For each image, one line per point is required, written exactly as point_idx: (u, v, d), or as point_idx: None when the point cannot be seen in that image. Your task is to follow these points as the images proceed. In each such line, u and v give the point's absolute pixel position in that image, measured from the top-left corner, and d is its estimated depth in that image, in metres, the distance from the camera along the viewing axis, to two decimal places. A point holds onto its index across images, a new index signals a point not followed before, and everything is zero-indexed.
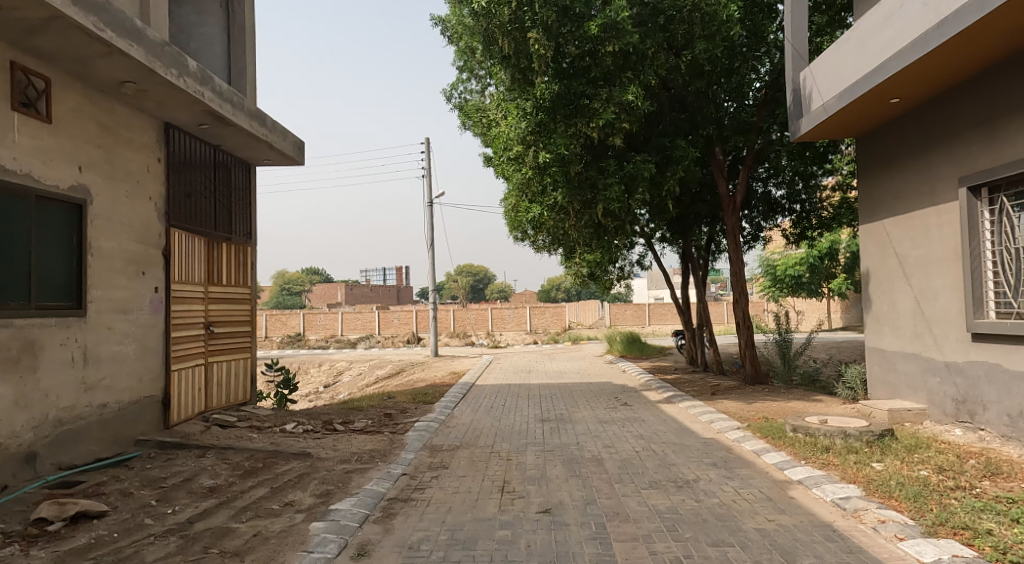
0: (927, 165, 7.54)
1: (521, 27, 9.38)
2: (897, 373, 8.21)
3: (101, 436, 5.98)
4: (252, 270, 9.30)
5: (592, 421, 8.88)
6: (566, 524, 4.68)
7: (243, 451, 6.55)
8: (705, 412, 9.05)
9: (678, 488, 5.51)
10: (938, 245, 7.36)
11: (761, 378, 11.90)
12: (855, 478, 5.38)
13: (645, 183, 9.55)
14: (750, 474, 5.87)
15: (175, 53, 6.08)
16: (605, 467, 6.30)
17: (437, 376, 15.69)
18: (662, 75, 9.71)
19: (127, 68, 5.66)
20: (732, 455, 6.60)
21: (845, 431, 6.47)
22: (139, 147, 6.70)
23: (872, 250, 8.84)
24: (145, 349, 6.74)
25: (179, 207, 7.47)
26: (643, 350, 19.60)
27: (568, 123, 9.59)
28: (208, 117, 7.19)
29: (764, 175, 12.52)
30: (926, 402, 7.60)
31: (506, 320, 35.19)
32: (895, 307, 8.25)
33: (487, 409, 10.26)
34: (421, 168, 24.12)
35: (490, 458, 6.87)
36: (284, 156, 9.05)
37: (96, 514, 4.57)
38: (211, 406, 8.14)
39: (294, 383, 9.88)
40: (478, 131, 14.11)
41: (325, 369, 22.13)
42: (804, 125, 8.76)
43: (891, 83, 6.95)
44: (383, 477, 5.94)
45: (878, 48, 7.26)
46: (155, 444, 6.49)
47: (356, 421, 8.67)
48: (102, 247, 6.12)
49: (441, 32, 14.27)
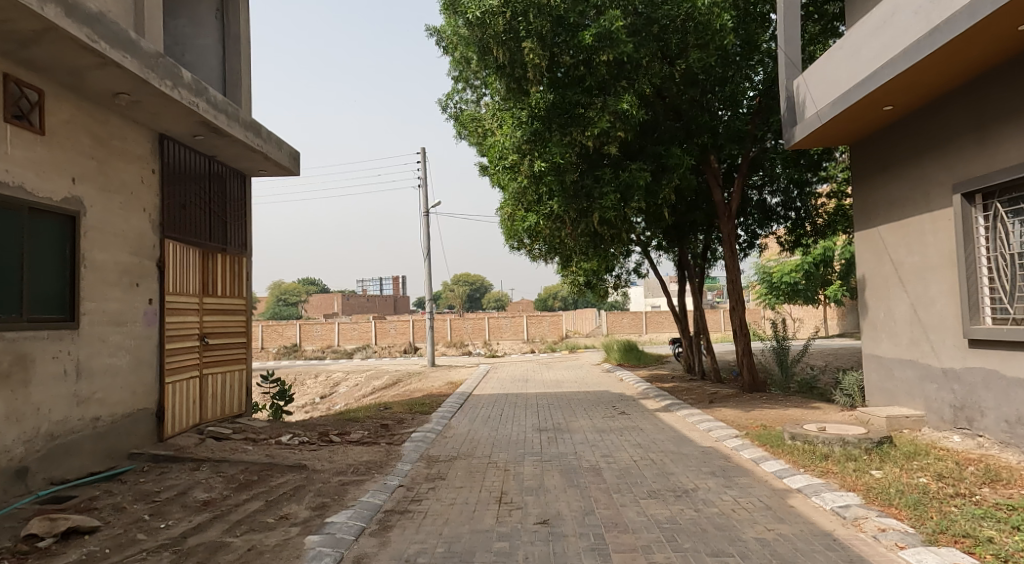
0: (921, 172, 7.57)
1: (516, 37, 9.46)
2: (894, 380, 8.20)
3: (94, 450, 5.93)
4: (247, 281, 9.28)
5: (590, 430, 8.82)
6: (564, 535, 4.64)
7: (238, 464, 6.49)
8: (703, 421, 9.01)
9: (677, 498, 5.48)
10: (933, 251, 7.37)
11: (758, 386, 11.86)
12: (854, 486, 5.36)
13: (640, 192, 9.54)
14: (748, 482, 5.85)
15: (168, 63, 6.07)
16: (603, 477, 6.25)
17: (434, 387, 15.60)
18: (657, 83, 9.71)
19: (121, 79, 5.64)
20: (730, 464, 6.56)
21: (843, 439, 6.44)
22: (133, 159, 6.69)
23: (867, 257, 8.86)
24: (138, 361, 6.69)
25: (173, 218, 7.45)
26: (640, 358, 19.57)
27: (563, 132, 9.64)
28: (203, 128, 7.18)
29: (758, 183, 12.61)
30: (924, 409, 7.60)
31: (503, 330, 35.03)
32: (891, 314, 8.26)
33: (484, 419, 10.23)
34: (418, 178, 24.13)
35: (488, 468, 6.83)
36: (279, 166, 9.04)
37: (87, 530, 4.50)
38: (205, 419, 8.06)
39: (290, 394, 9.77)
40: (474, 141, 14.17)
41: (320, 381, 21.91)
42: (798, 133, 8.82)
43: (883, 91, 7.01)
44: (380, 490, 5.89)
45: (869, 56, 7.31)
46: (149, 457, 6.43)
47: (353, 432, 8.61)
48: (96, 259, 6.08)
49: (437, 43, 14.40)
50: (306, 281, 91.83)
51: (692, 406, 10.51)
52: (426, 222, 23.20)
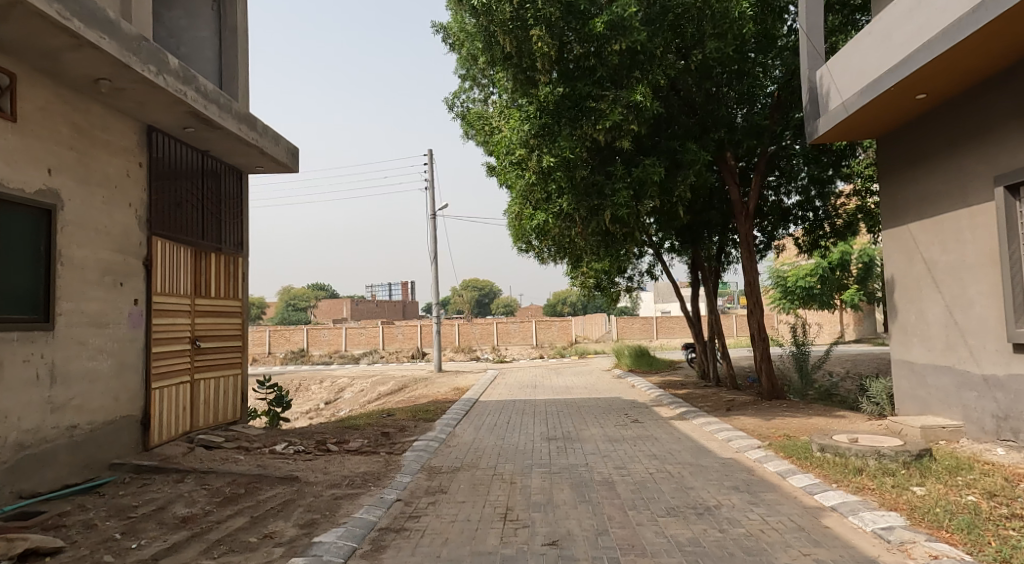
0: (957, 164, 7.08)
1: (523, 26, 9.00)
2: (928, 388, 7.68)
3: (69, 460, 5.51)
4: (244, 283, 8.92)
5: (602, 439, 8.36)
6: (576, 559, 4.16)
7: (225, 476, 6.07)
8: (722, 429, 8.52)
9: (699, 516, 5.01)
10: (971, 249, 6.87)
11: (777, 393, 11.33)
12: (896, 505, 4.86)
13: (655, 188, 9.05)
14: (777, 499, 5.35)
15: (153, 48, 5.68)
16: (617, 492, 5.78)
17: (439, 392, 15.16)
18: (671, 75, 9.24)
19: (98, 63, 5.26)
20: (755, 478, 6.06)
21: (879, 451, 5.90)
22: (118, 150, 6.32)
23: (896, 257, 8.35)
24: (122, 366, 6.30)
25: (162, 214, 7.08)
26: (652, 363, 19.09)
27: (573, 126, 9.15)
28: (193, 120, 6.80)
29: (775, 183, 12.16)
30: (962, 419, 7.06)
31: (511, 334, 34.59)
32: (924, 317, 7.76)
33: (490, 427, 9.78)
34: (426, 180, 23.66)
35: (493, 480, 6.38)
36: (277, 163, 8.67)
37: (49, 551, 4.08)
38: (196, 426, 7.65)
39: (287, 400, 9.35)
40: (480, 140, 13.82)
41: (326, 386, 21.55)
42: (822, 126, 8.33)
43: (918, 76, 6.53)
44: (375, 505, 5.45)
45: (902, 41, 6.84)
46: (131, 468, 6.02)
47: (352, 441, 8.19)
48: (74, 255, 5.69)
49: (443, 40, 14.08)
50: (316, 286, 92.40)
51: (708, 414, 10.02)
52: (432, 224, 22.84)
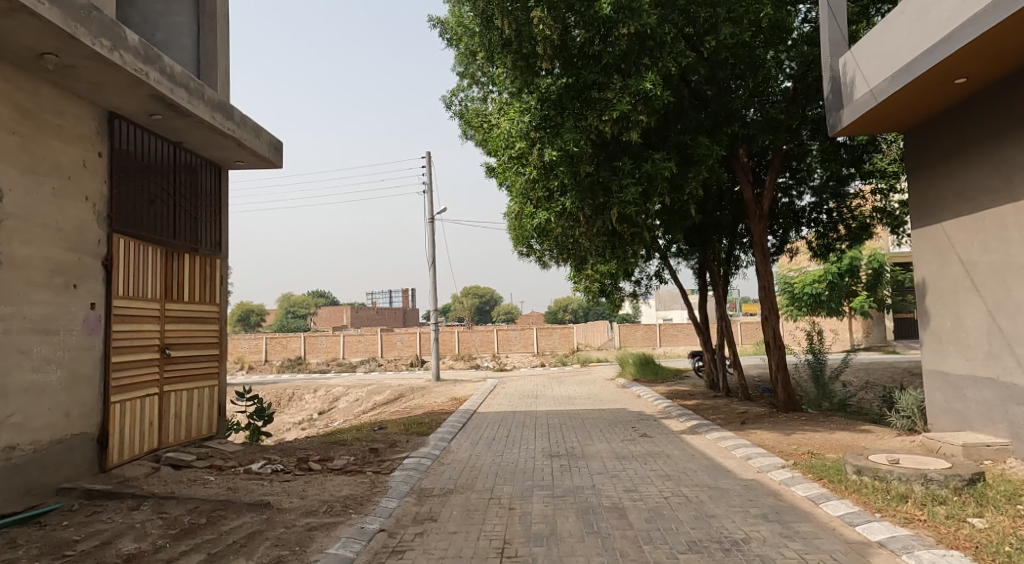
0: (1001, 154, 6.43)
1: (524, 8, 8.41)
2: (966, 402, 7.01)
3: (5, 486, 4.85)
4: (222, 286, 8.26)
5: (609, 457, 7.67)
6: None
7: (187, 502, 5.39)
8: (739, 446, 7.82)
9: (726, 552, 4.33)
10: (1016, 248, 6.22)
11: (794, 405, 10.64)
12: (956, 541, 4.18)
13: (665, 184, 8.38)
14: (813, 531, 4.67)
15: (106, 20, 5.05)
16: (629, 521, 5.10)
17: (436, 403, 14.46)
18: (683, 63, 8.58)
19: (39, 33, 4.62)
20: (784, 504, 5.38)
21: (925, 475, 5.22)
22: (72, 138, 5.69)
23: (928, 258, 7.69)
24: (75, 377, 5.64)
25: (125, 210, 6.44)
26: (657, 372, 18.37)
27: (578, 118, 8.51)
28: (159, 105, 6.16)
29: (786, 185, 11.60)
30: (1008, 436, 6.38)
31: (512, 342, 33.84)
32: (962, 324, 7.09)
33: (488, 441, 9.08)
34: (424, 183, 22.97)
35: (490, 505, 5.71)
36: (258, 157, 8.03)
37: None
38: (164, 443, 6.97)
39: (269, 413, 8.67)
40: (478, 139, 13.22)
41: (320, 395, 20.82)
42: (847, 116, 7.67)
43: (960, 56, 5.88)
44: (354, 537, 4.77)
45: (939, 18, 6.19)
46: (81, 494, 5.35)
47: (337, 458, 7.52)
48: (16, 253, 5.04)
49: (440, 33, 13.49)
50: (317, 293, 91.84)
51: (722, 428, 9.32)
52: (431, 228, 22.19)
